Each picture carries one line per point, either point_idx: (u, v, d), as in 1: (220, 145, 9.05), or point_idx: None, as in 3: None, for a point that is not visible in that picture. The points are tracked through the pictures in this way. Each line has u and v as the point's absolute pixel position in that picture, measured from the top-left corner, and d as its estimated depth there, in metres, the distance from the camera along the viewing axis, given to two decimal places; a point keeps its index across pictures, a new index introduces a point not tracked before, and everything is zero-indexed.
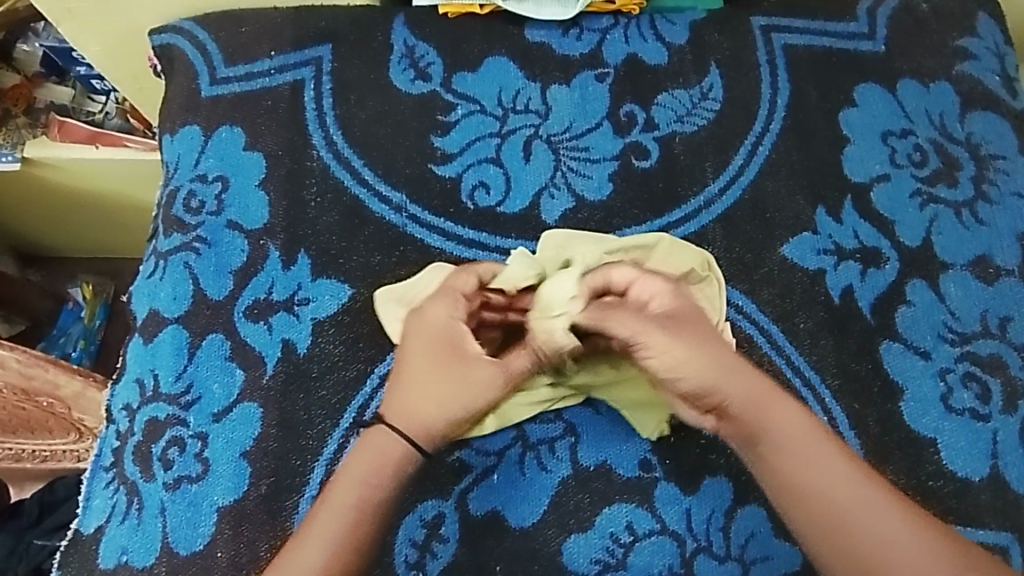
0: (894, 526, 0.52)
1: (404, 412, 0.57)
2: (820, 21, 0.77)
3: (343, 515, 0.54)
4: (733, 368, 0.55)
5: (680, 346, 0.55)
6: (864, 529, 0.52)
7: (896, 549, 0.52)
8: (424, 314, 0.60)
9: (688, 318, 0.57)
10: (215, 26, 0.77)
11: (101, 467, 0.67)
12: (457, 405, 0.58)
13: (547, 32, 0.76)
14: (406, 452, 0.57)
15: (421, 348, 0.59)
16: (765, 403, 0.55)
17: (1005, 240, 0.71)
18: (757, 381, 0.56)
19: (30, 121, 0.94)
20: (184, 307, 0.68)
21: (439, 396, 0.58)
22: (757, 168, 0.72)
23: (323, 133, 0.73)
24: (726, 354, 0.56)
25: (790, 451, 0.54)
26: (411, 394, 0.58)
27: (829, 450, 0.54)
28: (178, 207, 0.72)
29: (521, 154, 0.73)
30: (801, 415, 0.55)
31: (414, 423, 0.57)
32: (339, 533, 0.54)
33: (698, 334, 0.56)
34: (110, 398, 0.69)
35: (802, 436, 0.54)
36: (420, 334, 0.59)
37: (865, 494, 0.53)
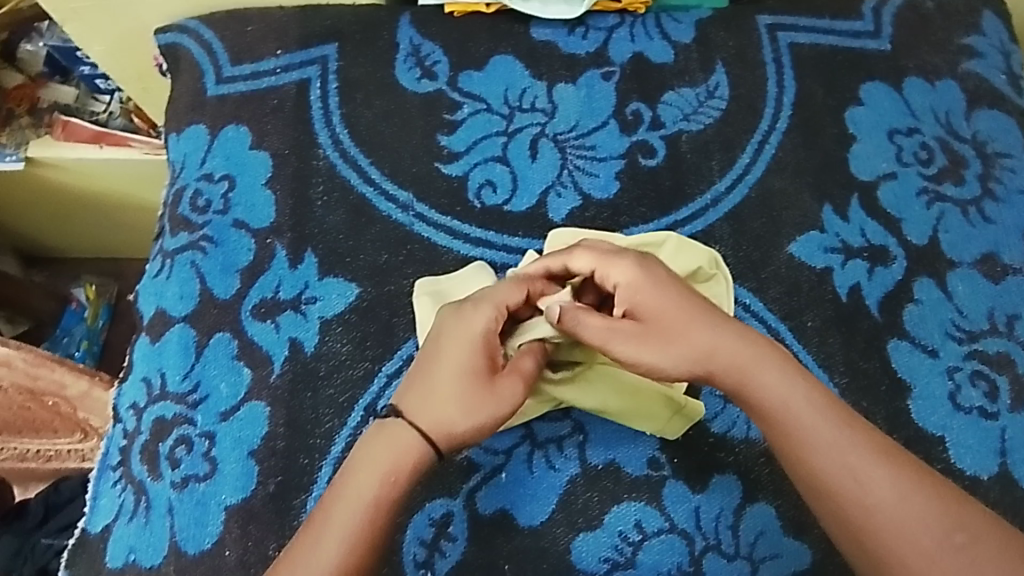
0: (884, 490, 0.53)
1: (428, 411, 0.55)
2: (826, 19, 0.77)
3: (359, 510, 0.53)
4: (714, 343, 0.56)
5: (645, 349, 0.56)
6: (847, 492, 0.53)
7: (879, 512, 0.52)
8: (464, 317, 0.58)
9: (655, 315, 0.57)
10: (221, 26, 0.77)
11: (108, 467, 0.67)
12: (485, 410, 0.56)
13: (552, 31, 0.76)
14: (422, 449, 0.55)
15: (455, 349, 0.57)
16: (751, 371, 0.55)
17: (1012, 238, 0.71)
18: (743, 350, 0.56)
19: (34, 121, 0.94)
20: (190, 306, 0.68)
21: (468, 400, 0.56)
22: (764, 166, 0.72)
23: (329, 131, 0.73)
24: (704, 339, 0.56)
25: (774, 418, 0.55)
26: (440, 395, 0.56)
27: (818, 415, 0.54)
28: (185, 207, 0.72)
29: (527, 152, 0.73)
30: (792, 379, 0.55)
31: (438, 428, 0.55)
32: (354, 528, 0.53)
33: (664, 333, 0.56)
34: (116, 398, 0.69)
35: (791, 401, 0.55)
36: (455, 333, 0.58)
37: (851, 458, 0.53)
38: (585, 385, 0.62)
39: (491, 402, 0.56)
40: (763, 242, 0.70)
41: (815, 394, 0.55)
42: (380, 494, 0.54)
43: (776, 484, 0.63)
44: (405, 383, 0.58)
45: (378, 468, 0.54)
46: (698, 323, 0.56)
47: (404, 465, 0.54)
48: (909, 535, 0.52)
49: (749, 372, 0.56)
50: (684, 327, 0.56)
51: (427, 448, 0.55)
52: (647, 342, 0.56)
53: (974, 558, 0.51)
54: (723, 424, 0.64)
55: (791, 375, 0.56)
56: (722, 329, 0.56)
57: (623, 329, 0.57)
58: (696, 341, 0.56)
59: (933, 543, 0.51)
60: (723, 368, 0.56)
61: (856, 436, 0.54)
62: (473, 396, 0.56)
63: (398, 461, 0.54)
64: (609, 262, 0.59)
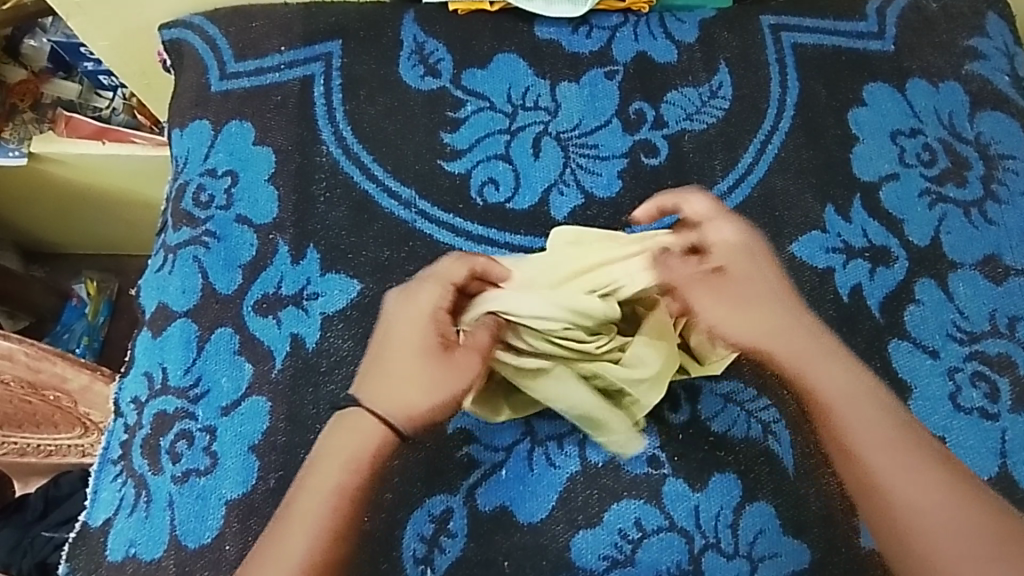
0: (910, 479, 0.62)
1: (389, 393, 0.63)
2: (830, 20, 0.77)
3: (325, 499, 0.61)
4: (780, 329, 0.66)
5: (721, 304, 0.66)
6: (884, 487, 0.62)
7: (906, 499, 0.62)
8: (414, 301, 0.66)
9: (739, 274, 0.67)
10: (225, 22, 0.77)
11: (109, 460, 0.67)
12: (443, 386, 0.63)
13: (556, 29, 0.76)
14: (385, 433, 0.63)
15: (406, 332, 0.65)
16: (807, 362, 0.65)
17: (1014, 240, 0.71)
18: (805, 342, 0.66)
19: (36, 116, 0.95)
20: (192, 301, 0.68)
21: (427, 378, 0.63)
22: (766, 166, 0.72)
23: (332, 128, 0.73)
24: (779, 318, 0.66)
25: (832, 411, 0.64)
26: (398, 377, 0.64)
27: (872, 415, 0.64)
28: (188, 201, 0.72)
29: (530, 150, 0.73)
30: (844, 379, 0.65)
31: (401, 407, 0.63)
32: (321, 518, 0.61)
33: (744, 302, 0.66)
34: (117, 392, 0.69)
35: (846, 399, 0.65)
36: (407, 320, 0.65)
37: (895, 456, 0.63)
38: (559, 381, 0.62)
39: (446, 381, 0.63)
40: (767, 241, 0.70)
41: (875, 395, 0.65)
42: (344, 483, 0.62)
43: (776, 483, 0.63)
44: (365, 371, 0.65)
45: (344, 458, 0.62)
46: (775, 309, 0.67)
47: (367, 451, 0.62)
48: (928, 518, 0.62)
49: (812, 365, 0.65)
50: (763, 306, 0.67)
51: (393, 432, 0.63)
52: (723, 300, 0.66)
53: (973, 557, 0.61)
54: (724, 423, 0.64)
55: (853, 376, 0.65)
56: (793, 324, 0.66)
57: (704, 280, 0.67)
58: (768, 317, 0.66)
59: (944, 523, 0.62)
60: (790, 354, 0.65)
61: (897, 432, 0.64)
62: (428, 379, 0.63)
63: (362, 450, 0.62)
64: (716, 221, 0.70)
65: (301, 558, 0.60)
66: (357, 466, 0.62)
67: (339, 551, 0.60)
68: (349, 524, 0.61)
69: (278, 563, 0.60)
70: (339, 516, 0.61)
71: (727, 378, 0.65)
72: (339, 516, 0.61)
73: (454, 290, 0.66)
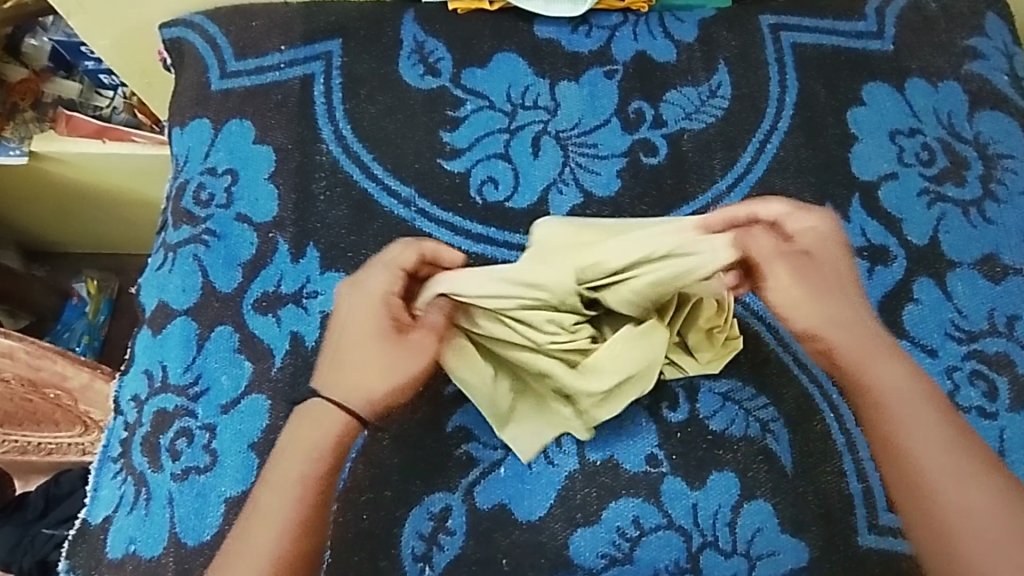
0: (979, 503, 0.53)
1: (346, 380, 0.58)
2: (830, 20, 0.77)
3: (288, 491, 0.56)
4: (835, 314, 0.60)
5: (799, 288, 0.60)
6: (936, 494, 0.54)
7: (977, 532, 0.52)
8: (364, 286, 0.61)
9: (824, 259, 0.61)
10: (225, 21, 0.77)
11: (109, 458, 0.67)
12: (401, 368, 0.59)
13: (556, 28, 0.76)
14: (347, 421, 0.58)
15: (359, 320, 0.60)
16: (863, 353, 0.59)
17: (1013, 240, 0.71)
18: (863, 333, 0.60)
19: (37, 115, 0.95)
20: (192, 299, 0.68)
21: (384, 361, 0.59)
22: (766, 165, 0.73)
23: (332, 127, 0.73)
24: (842, 309, 0.60)
25: (886, 406, 0.57)
26: (354, 362, 0.59)
27: (930, 416, 0.57)
28: (188, 200, 0.72)
29: (530, 149, 0.73)
30: (901, 373, 0.59)
31: (360, 393, 0.58)
32: (288, 512, 0.56)
33: (818, 286, 0.60)
34: (117, 390, 0.69)
35: (902, 395, 0.58)
36: (361, 306, 0.60)
37: (947, 460, 0.55)
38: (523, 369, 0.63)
39: (405, 363, 0.59)
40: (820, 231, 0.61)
41: (933, 396, 0.58)
42: (308, 473, 0.57)
43: (775, 482, 0.63)
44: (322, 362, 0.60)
45: (304, 449, 0.58)
46: (840, 297, 0.60)
47: (328, 440, 0.58)
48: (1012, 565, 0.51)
49: (868, 357, 0.59)
50: (829, 293, 0.60)
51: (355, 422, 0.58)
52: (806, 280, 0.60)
53: None
54: (723, 421, 0.64)
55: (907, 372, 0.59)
56: (852, 308, 0.60)
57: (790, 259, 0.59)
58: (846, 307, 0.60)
59: None
60: (845, 344, 0.59)
61: (959, 442, 0.56)
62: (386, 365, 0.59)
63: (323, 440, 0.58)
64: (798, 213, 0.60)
65: (272, 551, 0.54)
66: (320, 456, 0.57)
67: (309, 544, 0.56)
68: (317, 515, 0.56)
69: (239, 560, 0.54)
70: (311, 505, 0.56)
71: (726, 377, 0.65)
72: None
73: (405, 276, 0.60)
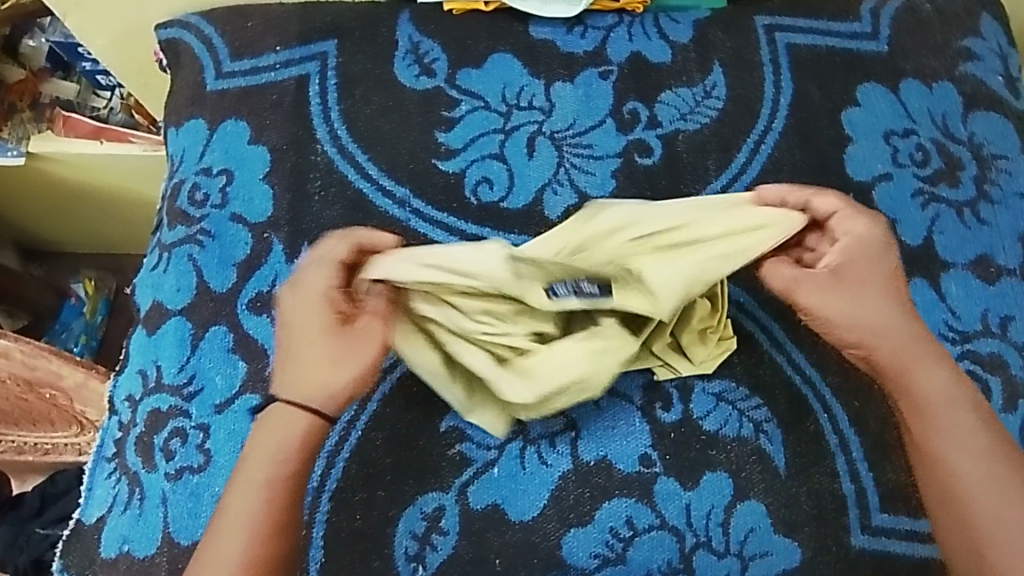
0: (1008, 509, 0.58)
1: (301, 380, 0.59)
2: (824, 21, 0.77)
3: (256, 493, 0.57)
4: (889, 326, 0.61)
5: (833, 302, 0.61)
6: (969, 496, 0.58)
7: (1004, 535, 0.57)
8: (305, 284, 0.61)
9: (861, 272, 0.62)
10: (221, 21, 0.77)
11: (104, 457, 0.67)
12: (353, 359, 0.59)
13: (551, 29, 0.76)
14: (310, 421, 0.59)
15: (303, 314, 0.60)
16: (910, 365, 0.61)
17: (1006, 241, 0.71)
18: (910, 343, 0.61)
19: (35, 115, 0.95)
20: (187, 299, 0.68)
21: (334, 355, 0.59)
22: (760, 166, 0.73)
23: (327, 127, 0.73)
24: (880, 318, 0.61)
25: (930, 413, 0.60)
26: (307, 360, 0.59)
27: (968, 423, 0.60)
28: (183, 200, 0.72)
29: (525, 150, 0.73)
30: (943, 384, 0.61)
31: (318, 390, 0.59)
32: (257, 512, 0.57)
33: (858, 298, 0.61)
34: (112, 390, 0.69)
35: (943, 407, 0.61)
36: (306, 299, 0.61)
37: (980, 467, 0.59)
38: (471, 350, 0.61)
39: (355, 354, 0.59)
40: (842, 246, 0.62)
41: (976, 405, 0.61)
42: (275, 475, 0.58)
43: (768, 482, 0.63)
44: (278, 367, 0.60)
45: (268, 451, 0.58)
46: (888, 307, 0.62)
47: (292, 440, 0.58)
48: None
49: (916, 367, 0.61)
50: (873, 305, 0.61)
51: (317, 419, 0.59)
52: (838, 296, 0.61)
53: None
54: (716, 422, 0.64)
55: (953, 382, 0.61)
56: (903, 319, 0.62)
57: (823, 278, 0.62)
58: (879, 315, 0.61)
59: None
60: (892, 357, 0.61)
61: (994, 450, 0.60)
62: (332, 356, 0.59)
63: (287, 440, 0.58)
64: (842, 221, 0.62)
65: (241, 554, 0.55)
66: (285, 456, 0.58)
67: (279, 545, 0.57)
68: (287, 520, 0.58)
69: (215, 563, 0.56)
70: (278, 504, 0.58)
71: (720, 377, 0.65)
72: (313, 509, 0.62)
73: (342, 267, 0.61)
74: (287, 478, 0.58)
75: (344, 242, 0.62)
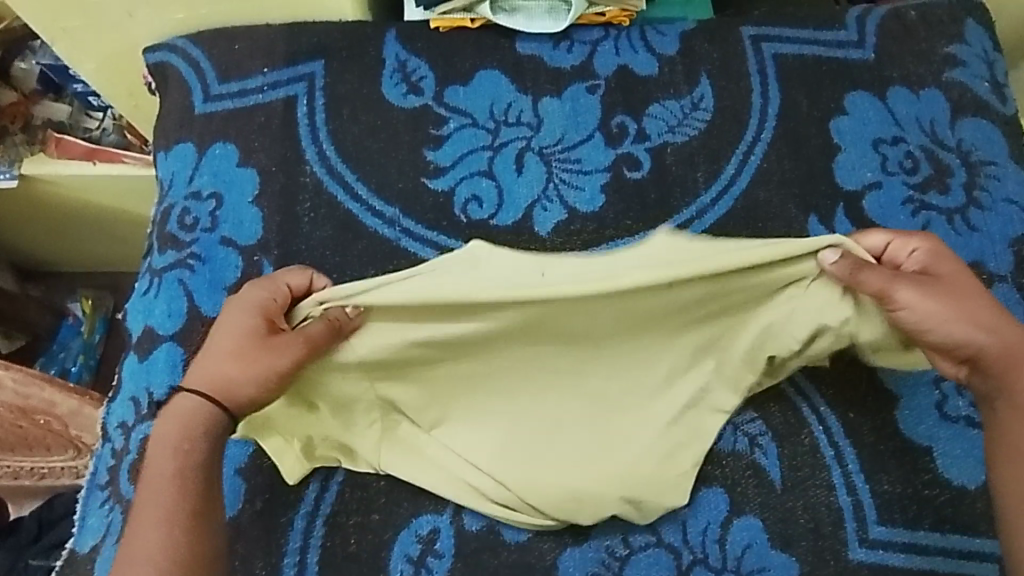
0: None
1: (200, 373, 0.56)
2: (810, 29, 0.78)
3: (162, 492, 0.52)
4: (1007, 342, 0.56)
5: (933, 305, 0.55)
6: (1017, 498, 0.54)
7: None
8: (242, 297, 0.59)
9: (979, 303, 0.57)
10: (209, 43, 0.77)
11: (96, 486, 0.66)
12: (259, 363, 0.55)
13: (537, 44, 0.77)
14: (201, 407, 0.55)
15: (227, 327, 0.57)
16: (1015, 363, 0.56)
17: (997, 246, 0.71)
18: None
19: (28, 137, 0.95)
20: (178, 324, 0.68)
21: (244, 358, 0.55)
22: (749, 177, 0.73)
23: (316, 147, 0.73)
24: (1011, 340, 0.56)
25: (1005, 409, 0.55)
26: (218, 355, 0.56)
27: None
28: (172, 224, 0.72)
29: (513, 166, 0.73)
30: None
31: (213, 380, 0.55)
32: (167, 507, 0.52)
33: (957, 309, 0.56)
34: (104, 417, 0.68)
35: None
36: (227, 319, 0.58)
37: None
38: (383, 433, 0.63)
39: (259, 363, 0.55)
40: (916, 258, 0.58)
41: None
42: (179, 464, 0.53)
43: (763, 497, 0.63)
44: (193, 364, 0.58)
45: (167, 440, 0.54)
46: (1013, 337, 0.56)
47: (197, 427, 0.55)
48: None
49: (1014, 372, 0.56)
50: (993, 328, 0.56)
51: (206, 407, 0.55)
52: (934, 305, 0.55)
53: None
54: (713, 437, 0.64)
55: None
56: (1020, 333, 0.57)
57: (911, 278, 0.56)
58: (982, 312, 0.56)
59: None
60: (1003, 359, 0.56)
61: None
62: (253, 366, 0.55)
63: (188, 427, 0.55)
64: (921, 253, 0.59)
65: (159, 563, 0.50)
66: (190, 445, 0.54)
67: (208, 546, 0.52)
68: (205, 507, 0.53)
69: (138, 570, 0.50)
70: (196, 491, 0.53)
71: None
72: (307, 534, 0.61)
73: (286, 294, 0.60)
74: (197, 466, 0.54)
75: (299, 269, 0.62)
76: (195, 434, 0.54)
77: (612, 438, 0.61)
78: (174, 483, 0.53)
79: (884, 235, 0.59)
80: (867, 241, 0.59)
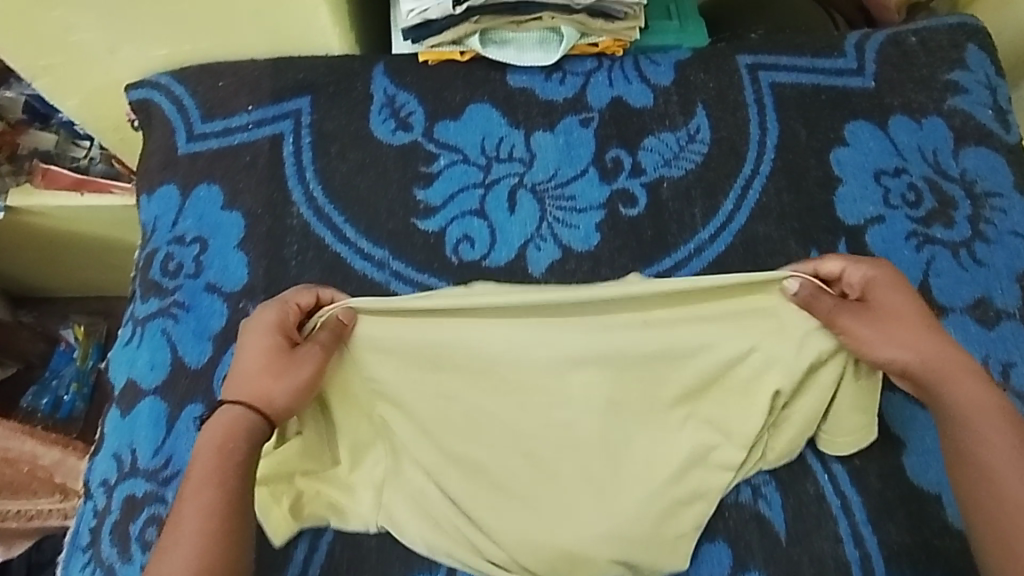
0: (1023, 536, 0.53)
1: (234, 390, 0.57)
2: (808, 57, 0.76)
3: (206, 491, 0.53)
4: (947, 360, 0.57)
5: (873, 331, 0.57)
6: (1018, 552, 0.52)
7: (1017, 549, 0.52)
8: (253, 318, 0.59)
9: (919, 324, 0.58)
10: (193, 80, 0.75)
11: (78, 548, 0.64)
12: (287, 375, 0.56)
13: (529, 77, 0.75)
14: (244, 415, 0.55)
15: (247, 346, 0.58)
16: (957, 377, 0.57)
17: (1004, 281, 0.69)
18: (969, 377, 0.57)
19: (14, 168, 0.92)
20: (161, 376, 0.66)
21: (271, 371, 0.56)
22: (747, 212, 0.71)
23: (303, 187, 0.71)
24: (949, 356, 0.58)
25: (983, 442, 0.55)
26: (244, 373, 0.57)
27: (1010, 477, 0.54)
28: (156, 270, 0.70)
29: (506, 204, 0.71)
30: (987, 397, 0.57)
31: (251, 394, 0.56)
32: (211, 505, 0.52)
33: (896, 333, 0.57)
34: (86, 474, 0.66)
35: (979, 414, 0.56)
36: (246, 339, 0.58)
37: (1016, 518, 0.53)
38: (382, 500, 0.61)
39: (287, 377, 0.56)
40: (859, 283, 0.60)
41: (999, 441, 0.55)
42: (224, 462, 0.54)
43: (767, 550, 0.61)
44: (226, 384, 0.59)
45: (211, 444, 0.55)
46: (951, 355, 0.58)
47: (238, 432, 0.55)
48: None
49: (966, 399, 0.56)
50: (933, 347, 0.58)
51: (248, 417, 0.55)
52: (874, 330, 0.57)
53: None
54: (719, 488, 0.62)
55: (988, 392, 0.57)
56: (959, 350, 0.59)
57: (853, 307, 0.58)
58: (921, 331, 0.58)
59: None
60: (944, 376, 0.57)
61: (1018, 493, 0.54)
62: (281, 377, 0.56)
63: (232, 432, 0.55)
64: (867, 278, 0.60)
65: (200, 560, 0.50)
66: (232, 445, 0.54)
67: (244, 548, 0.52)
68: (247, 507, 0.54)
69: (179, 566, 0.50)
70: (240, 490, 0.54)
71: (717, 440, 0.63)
72: None
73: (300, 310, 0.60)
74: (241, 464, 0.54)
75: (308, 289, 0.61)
76: (239, 437, 0.55)
77: (609, 490, 0.60)
78: (217, 484, 0.53)
79: (838, 260, 0.61)
80: (819, 269, 0.60)
